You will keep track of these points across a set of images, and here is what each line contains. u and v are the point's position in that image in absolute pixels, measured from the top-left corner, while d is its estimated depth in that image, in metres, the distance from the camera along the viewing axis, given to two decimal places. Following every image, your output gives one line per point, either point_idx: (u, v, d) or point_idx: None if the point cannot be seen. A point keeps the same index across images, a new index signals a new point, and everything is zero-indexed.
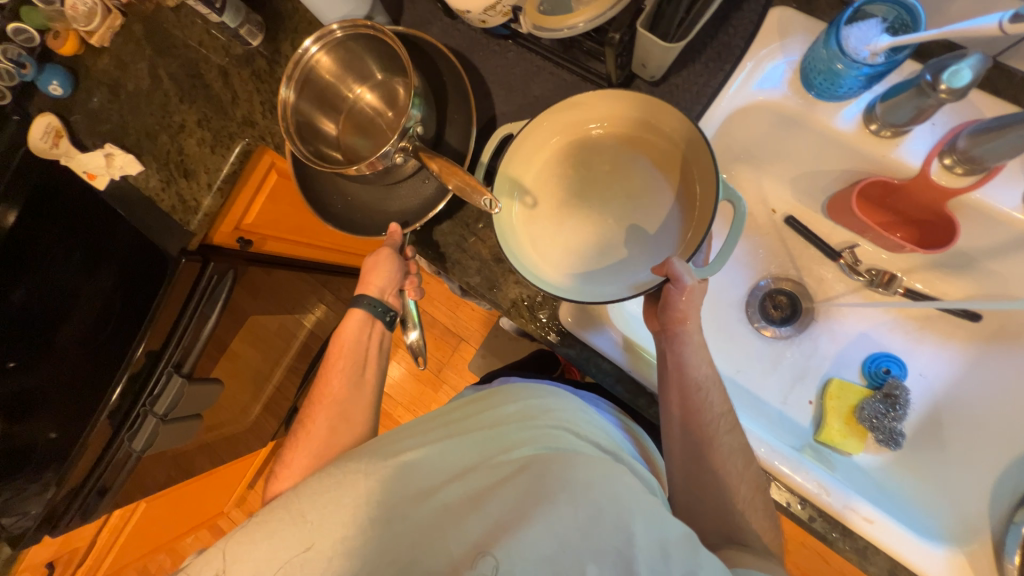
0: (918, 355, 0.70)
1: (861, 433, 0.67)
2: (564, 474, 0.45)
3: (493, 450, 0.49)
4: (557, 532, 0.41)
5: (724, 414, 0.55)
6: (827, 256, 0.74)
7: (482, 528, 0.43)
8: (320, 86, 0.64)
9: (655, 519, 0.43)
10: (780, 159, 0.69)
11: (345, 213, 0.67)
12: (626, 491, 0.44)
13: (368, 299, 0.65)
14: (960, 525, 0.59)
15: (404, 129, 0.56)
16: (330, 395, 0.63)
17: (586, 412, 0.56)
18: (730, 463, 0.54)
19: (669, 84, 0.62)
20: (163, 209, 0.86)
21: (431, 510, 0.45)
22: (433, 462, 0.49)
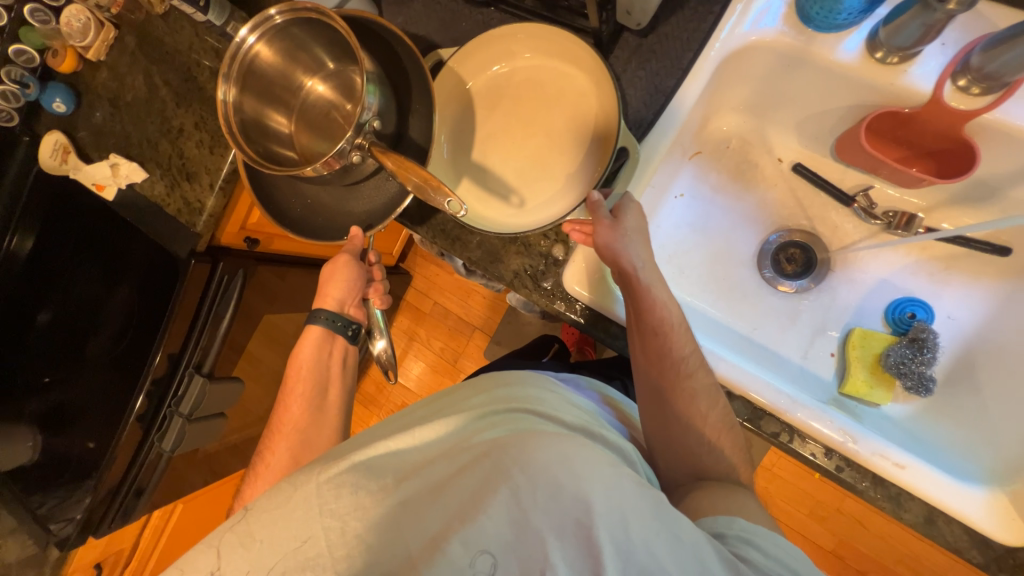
0: (945, 297, 0.67)
1: (888, 382, 0.64)
2: (522, 450, 0.40)
3: (457, 441, 0.46)
4: (520, 511, 0.37)
5: (687, 356, 0.55)
6: (840, 203, 0.71)
7: (443, 522, 0.38)
8: (263, 81, 0.61)
9: (613, 482, 0.38)
10: (782, 105, 0.66)
11: (304, 217, 0.66)
12: (577, 448, 0.40)
13: (327, 315, 0.72)
14: (1005, 466, 0.55)
15: (359, 125, 0.53)
16: (290, 422, 0.67)
17: (555, 390, 0.54)
18: (695, 404, 0.55)
19: (658, 35, 0.61)
20: (170, 214, 0.88)
21: (391, 509, 0.41)
22: (398, 459, 0.46)
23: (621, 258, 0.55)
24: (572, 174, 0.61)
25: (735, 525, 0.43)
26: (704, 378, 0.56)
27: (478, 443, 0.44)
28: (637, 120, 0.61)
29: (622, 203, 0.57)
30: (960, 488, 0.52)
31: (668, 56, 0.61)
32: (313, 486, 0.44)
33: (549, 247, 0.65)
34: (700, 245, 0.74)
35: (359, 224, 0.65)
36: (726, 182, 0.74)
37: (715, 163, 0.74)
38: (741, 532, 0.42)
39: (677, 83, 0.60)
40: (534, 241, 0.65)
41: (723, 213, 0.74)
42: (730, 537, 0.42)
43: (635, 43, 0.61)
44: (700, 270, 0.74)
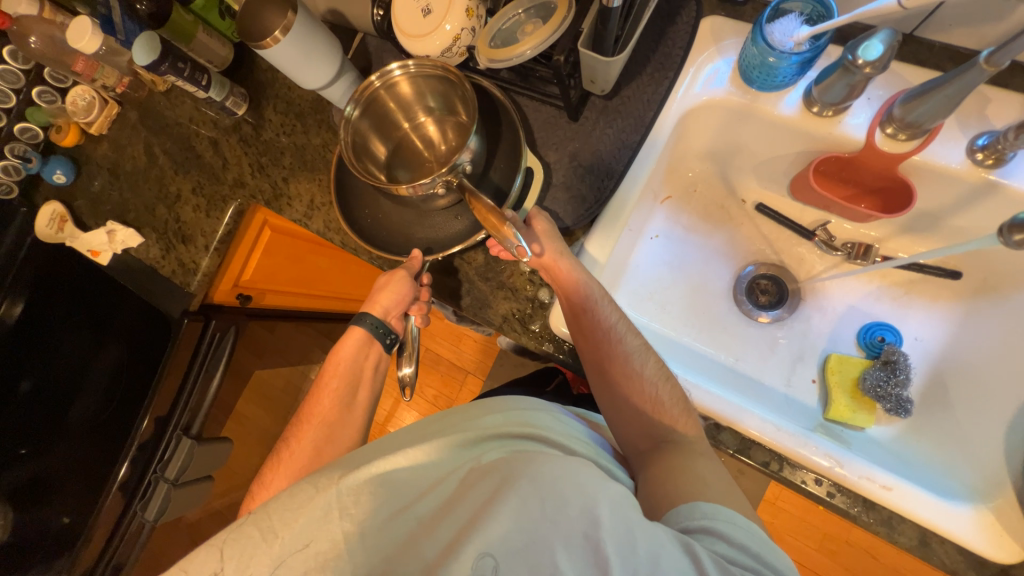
0: (909, 319, 0.71)
1: (869, 406, 0.67)
2: (530, 466, 0.39)
3: (467, 456, 0.44)
4: (529, 521, 0.36)
5: (614, 324, 0.59)
6: (803, 237, 0.76)
7: (449, 537, 0.37)
8: (382, 111, 0.64)
9: (617, 501, 0.38)
10: (738, 153, 0.73)
11: (371, 227, 0.68)
12: (588, 472, 0.40)
13: (372, 319, 0.69)
14: (984, 480, 0.57)
15: (455, 165, 0.56)
16: (319, 415, 0.66)
17: (563, 417, 0.52)
18: (628, 364, 0.58)
19: (620, 97, 0.67)
20: (164, 275, 0.90)
21: (405, 528, 0.41)
22: (405, 476, 0.44)
23: (541, 255, 0.60)
24: (500, 187, 0.63)
25: (697, 512, 0.43)
26: (634, 341, 0.60)
27: (486, 461, 0.43)
28: (610, 170, 0.66)
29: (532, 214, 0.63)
30: (946, 506, 0.53)
31: (632, 115, 0.67)
32: (327, 492, 0.43)
33: (535, 292, 0.68)
34: (678, 281, 0.78)
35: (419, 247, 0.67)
36: (696, 221, 0.80)
37: (685, 206, 0.80)
38: (707, 519, 0.42)
39: (642, 138, 0.66)
40: (521, 286, 0.68)
41: (697, 250, 0.79)
42: (698, 532, 0.42)
43: (601, 104, 0.68)
44: (680, 303, 0.77)
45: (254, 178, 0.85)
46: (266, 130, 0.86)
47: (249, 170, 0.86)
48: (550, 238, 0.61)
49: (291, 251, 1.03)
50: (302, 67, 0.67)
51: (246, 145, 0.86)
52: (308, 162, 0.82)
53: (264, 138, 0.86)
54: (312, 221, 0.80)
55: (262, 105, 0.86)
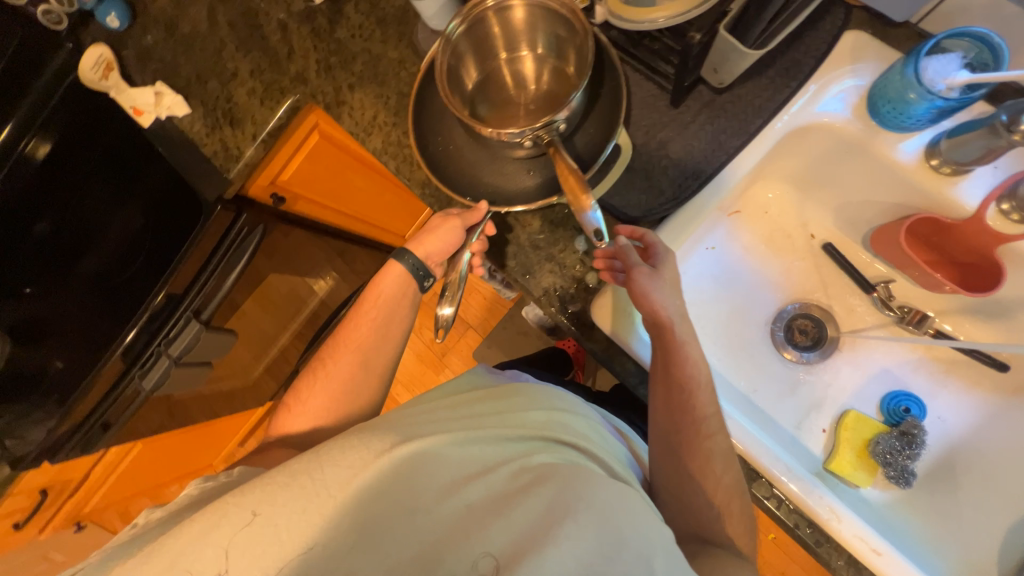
0: (938, 397, 0.70)
1: (871, 468, 0.67)
2: (586, 490, 0.47)
3: (516, 452, 0.52)
4: (585, 545, 0.42)
5: (709, 416, 0.57)
6: (860, 288, 0.74)
7: (506, 538, 0.44)
8: (483, 35, 0.59)
9: (668, 550, 0.45)
10: (827, 186, 0.69)
11: (439, 158, 0.64)
12: (635, 502, 0.49)
13: (412, 259, 0.68)
14: (968, 565, 0.61)
15: (549, 122, 0.54)
16: (355, 342, 0.68)
17: (602, 434, 0.60)
18: (709, 464, 0.56)
19: (732, 94, 0.62)
20: (205, 154, 0.86)
21: (454, 508, 0.47)
22: (456, 460, 0.50)
23: (659, 310, 0.57)
24: (581, 157, 0.60)
25: None
26: (722, 439, 0.57)
27: (536, 465, 0.50)
28: (697, 170, 0.62)
29: (658, 253, 0.59)
30: None
31: (738, 116, 0.62)
32: (388, 461, 0.48)
33: (583, 273, 0.66)
34: (721, 299, 0.76)
35: (482, 193, 0.63)
36: (757, 244, 0.76)
37: (752, 226, 0.76)
38: None
39: (742, 145, 0.62)
40: (570, 263, 0.66)
41: (749, 273, 0.77)
42: None
43: (709, 97, 0.63)
44: (717, 322, 0.76)
45: (319, 77, 0.80)
46: (342, 28, 0.80)
47: (314, 67, 0.80)
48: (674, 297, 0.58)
49: (335, 162, 0.99)
50: None
51: (318, 37, 0.80)
52: (380, 75, 0.77)
53: (337, 38, 0.80)
54: (368, 139, 0.76)
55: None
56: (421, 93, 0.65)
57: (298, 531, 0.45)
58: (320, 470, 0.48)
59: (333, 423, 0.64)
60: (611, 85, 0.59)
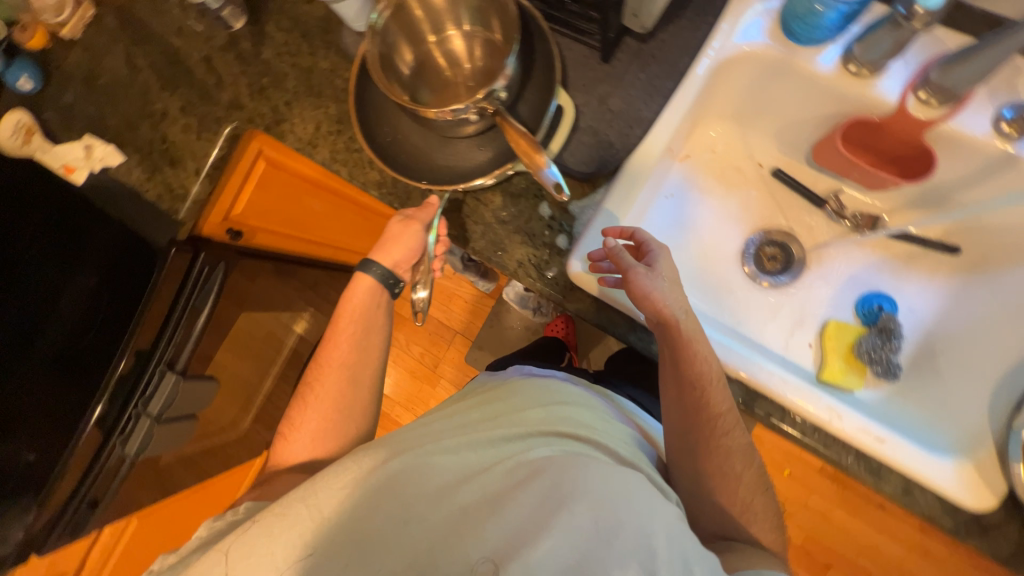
0: (906, 291, 0.73)
1: (860, 370, 0.70)
2: (580, 480, 0.45)
3: (515, 450, 0.51)
4: (580, 535, 0.42)
5: (724, 413, 0.59)
6: (814, 205, 0.77)
7: (501, 537, 0.43)
8: (408, 20, 0.60)
9: (674, 531, 0.44)
10: (763, 114, 0.72)
11: (390, 149, 0.64)
12: (638, 486, 0.47)
13: (380, 269, 0.67)
14: (966, 436, 0.61)
15: (489, 91, 0.54)
16: (337, 359, 0.66)
17: (610, 421, 0.60)
18: (727, 462, 0.59)
19: (656, 41, 0.66)
20: (149, 200, 0.85)
21: (449, 512, 0.47)
22: (450, 465, 0.51)
23: (664, 312, 0.57)
24: (527, 123, 0.61)
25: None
26: (740, 437, 0.60)
27: (534, 459, 0.50)
28: (638, 116, 0.65)
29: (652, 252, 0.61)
30: (932, 458, 0.56)
31: (665, 61, 0.65)
32: (377, 476, 0.49)
33: (552, 238, 0.67)
34: (690, 242, 0.78)
35: (438, 176, 0.63)
36: (712, 183, 0.79)
37: (703, 167, 0.79)
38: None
39: (673, 85, 0.65)
40: (538, 231, 0.67)
41: (710, 212, 0.79)
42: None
43: (635, 47, 0.66)
44: (691, 263, 0.78)
45: (254, 100, 0.79)
46: (268, 48, 0.79)
47: (246, 92, 0.79)
48: (676, 299, 0.59)
49: (286, 188, 0.97)
50: None
51: (245, 61, 0.80)
52: (315, 87, 0.76)
53: (265, 58, 0.79)
54: (315, 151, 0.75)
55: (264, 21, 0.79)
56: (360, 90, 0.65)
57: (292, 551, 0.45)
58: (314, 496, 0.48)
59: (330, 444, 0.64)
60: (546, 51, 0.61)
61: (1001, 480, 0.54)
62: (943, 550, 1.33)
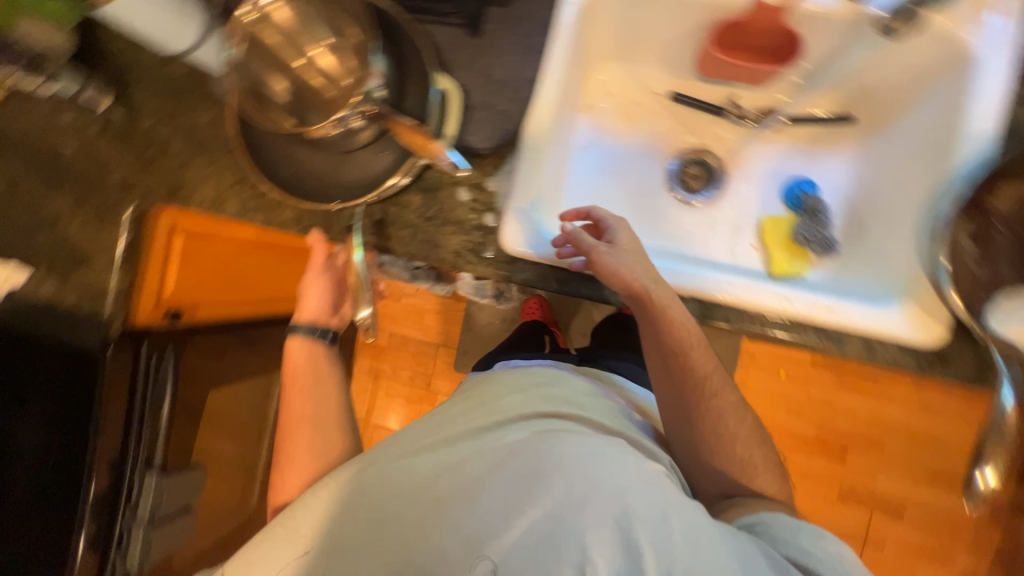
0: (822, 170, 0.77)
1: (802, 254, 0.73)
2: (554, 454, 0.53)
3: (494, 438, 0.58)
4: (554, 504, 0.50)
5: (710, 377, 0.64)
6: (716, 116, 0.80)
7: (474, 524, 0.50)
8: (267, 50, 0.59)
9: (646, 484, 0.51)
10: (642, 45, 0.76)
11: (292, 180, 0.63)
12: (613, 450, 0.54)
13: (304, 326, 0.70)
14: (908, 277, 0.61)
15: (364, 94, 0.55)
16: (297, 414, 0.66)
17: (590, 394, 0.69)
18: (720, 423, 0.64)
19: (519, 3, 0.66)
20: (70, 308, 0.80)
21: (425, 506, 0.53)
22: (428, 463, 0.57)
23: (631, 281, 0.60)
24: (418, 116, 0.60)
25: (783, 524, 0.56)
26: (727, 397, 0.65)
27: (509, 443, 0.57)
28: (521, 79, 0.66)
29: (608, 228, 0.65)
30: (877, 311, 0.59)
31: (533, 20, 0.66)
32: (354, 483, 0.56)
33: (479, 219, 0.67)
34: (616, 184, 0.80)
35: (348, 192, 0.62)
36: (619, 124, 0.81)
37: (606, 112, 0.81)
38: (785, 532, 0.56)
39: (546, 40, 0.66)
40: (464, 218, 0.67)
41: (627, 152, 0.81)
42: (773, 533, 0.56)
43: (501, 14, 0.66)
44: (622, 204, 0.80)
45: (146, 174, 0.76)
46: (143, 118, 0.76)
47: (136, 169, 0.76)
48: (639, 265, 0.61)
49: (213, 254, 0.94)
50: (157, 20, 0.59)
51: (124, 138, 0.76)
52: (204, 143, 0.74)
53: (144, 129, 0.76)
54: (223, 206, 0.73)
55: (131, 91, 0.76)
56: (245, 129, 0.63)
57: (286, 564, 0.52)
58: (292, 516, 0.55)
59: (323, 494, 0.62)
60: (410, 39, 0.61)
61: (943, 309, 0.57)
62: (937, 398, 1.42)
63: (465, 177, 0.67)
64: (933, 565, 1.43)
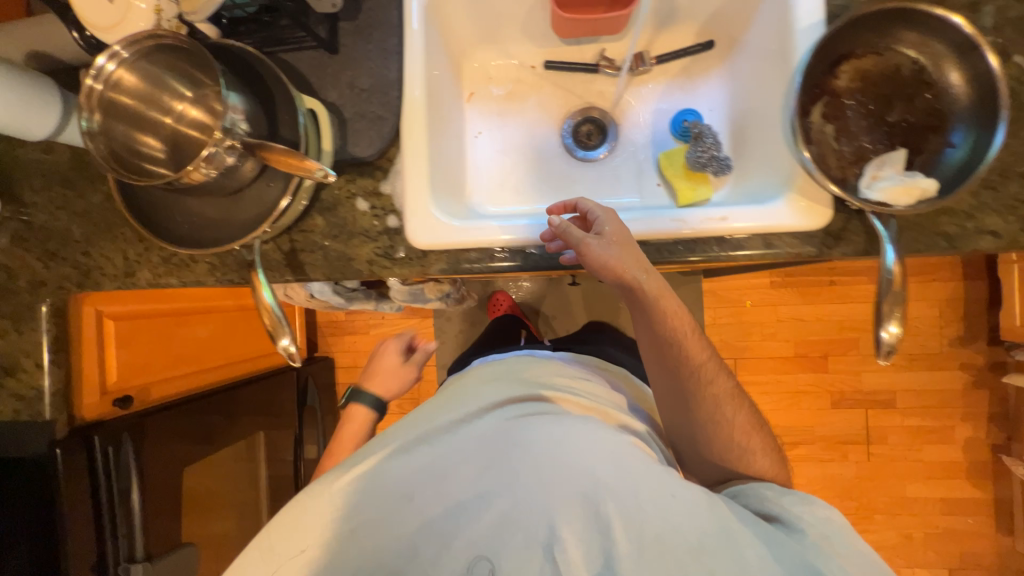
0: (700, 97, 0.81)
1: (703, 178, 0.76)
2: (530, 443, 0.61)
3: (473, 431, 0.65)
4: (528, 487, 0.58)
5: (705, 364, 0.67)
6: (592, 73, 0.83)
7: (451, 520, 0.58)
8: (128, 111, 0.59)
9: (614, 456, 0.59)
10: (503, 26, 0.80)
11: (192, 232, 0.64)
12: (582, 430, 0.62)
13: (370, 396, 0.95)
14: (788, 166, 0.64)
15: (225, 128, 0.55)
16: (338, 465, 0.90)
17: (565, 376, 0.78)
18: (719, 410, 0.68)
19: (365, 11, 0.68)
20: (8, 419, 0.77)
21: (403, 507, 0.59)
22: (406, 464, 0.63)
23: (620, 272, 0.59)
24: (292, 140, 0.62)
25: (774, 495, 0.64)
26: (723, 384, 0.68)
27: (485, 436, 0.64)
28: (386, 81, 0.67)
29: (597, 218, 0.62)
30: (765, 209, 0.61)
31: (382, 23, 0.68)
32: (332, 496, 0.61)
33: (383, 223, 0.68)
34: (518, 160, 0.83)
35: (245, 229, 0.63)
36: (505, 105, 0.84)
37: (491, 96, 0.84)
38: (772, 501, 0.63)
39: (400, 39, 0.68)
40: (367, 225, 0.68)
41: (519, 128, 0.84)
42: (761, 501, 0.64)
43: (351, 25, 0.68)
44: (528, 177, 0.83)
45: (52, 268, 0.75)
46: (34, 214, 0.75)
47: (41, 266, 0.75)
48: (630, 256, 0.60)
49: None
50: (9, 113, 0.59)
51: (21, 239, 0.76)
52: (101, 222, 0.74)
53: (39, 225, 0.75)
54: (137, 278, 0.73)
55: (15, 191, 0.75)
56: (133, 201, 0.64)
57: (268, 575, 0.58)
58: (267, 537, 0.60)
59: None
60: (264, 69, 0.62)
61: (822, 192, 0.60)
62: (896, 286, 1.46)
63: (359, 187, 0.68)
64: (937, 442, 1.47)
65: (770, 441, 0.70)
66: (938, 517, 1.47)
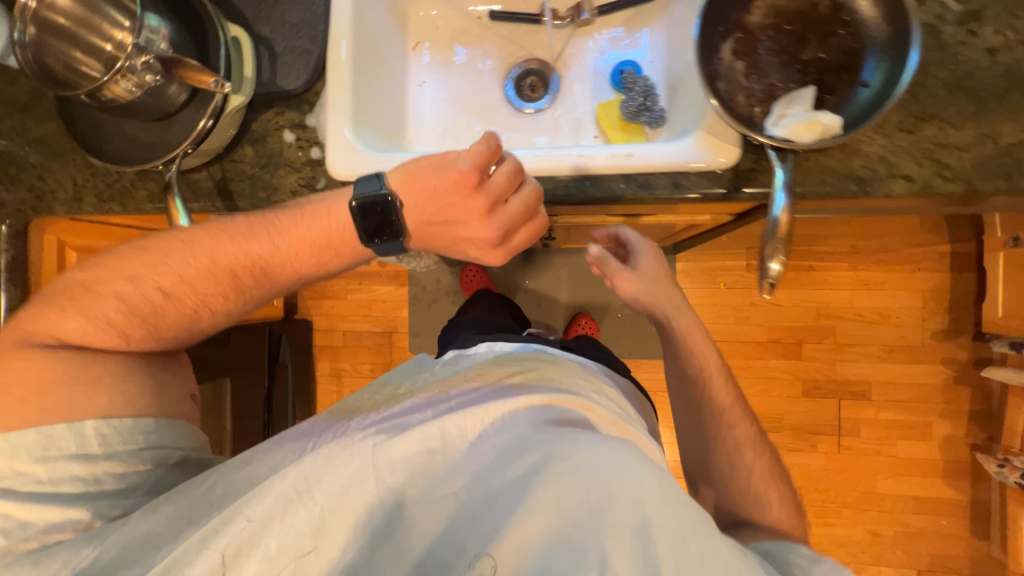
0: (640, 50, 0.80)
1: (637, 128, 0.76)
2: (575, 455, 0.48)
3: (526, 427, 0.54)
4: (570, 512, 0.46)
5: (727, 411, 0.72)
6: (536, 24, 0.82)
7: (486, 531, 0.47)
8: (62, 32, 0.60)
9: (664, 494, 0.45)
10: None
11: (124, 152, 0.67)
12: (629, 456, 0.48)
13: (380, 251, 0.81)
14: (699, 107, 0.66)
15: (138, 45, 0.57)
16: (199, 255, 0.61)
17: (598, 385, 0.69)
18: (741, 456, 0.70)
19: None
20: None
21: (438, 502, 0.50)
22: (441, 455, 0.53)
23: (649, 305, 0.75)
24: (214, 66, 0.65)
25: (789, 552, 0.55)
26: (743, 433, 0.71)
27: (535, 439, 0.51)
28: (314, 17, 0.70)
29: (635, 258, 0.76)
30: (671, 146, 0.61)
31: None
32: (352, 483, 0.50)
33: (306, 154, 0.70)
34: (459, 109, 0.83)
35: (169, 150, 0.66)
36: (450, 54, 0.85)
37: (436, 45, 0.85)
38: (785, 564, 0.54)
39: None
40: (291, 156, 0.70)
41: (463, 77, 0.84)
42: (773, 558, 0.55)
43: None
44: (467, 125, 0.83)
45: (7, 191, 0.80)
46: None
47: None
48: (656, 293, 0.75)
49: None
50: None
51: None
52: (54, 149, 0.78)
53: None
54: (83, 202, 0.77)
55: None
56: (71, 121, 0.68)
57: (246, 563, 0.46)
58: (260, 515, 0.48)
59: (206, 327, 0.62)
60: None
61: (730, 131, 0.59)
62: (880, 274, 1.41)
63: (286, 119, 0.71)
64: (913, 438, 1.41)
65: (787, 495, 0.69)
66: (911, 516, 1.41)
